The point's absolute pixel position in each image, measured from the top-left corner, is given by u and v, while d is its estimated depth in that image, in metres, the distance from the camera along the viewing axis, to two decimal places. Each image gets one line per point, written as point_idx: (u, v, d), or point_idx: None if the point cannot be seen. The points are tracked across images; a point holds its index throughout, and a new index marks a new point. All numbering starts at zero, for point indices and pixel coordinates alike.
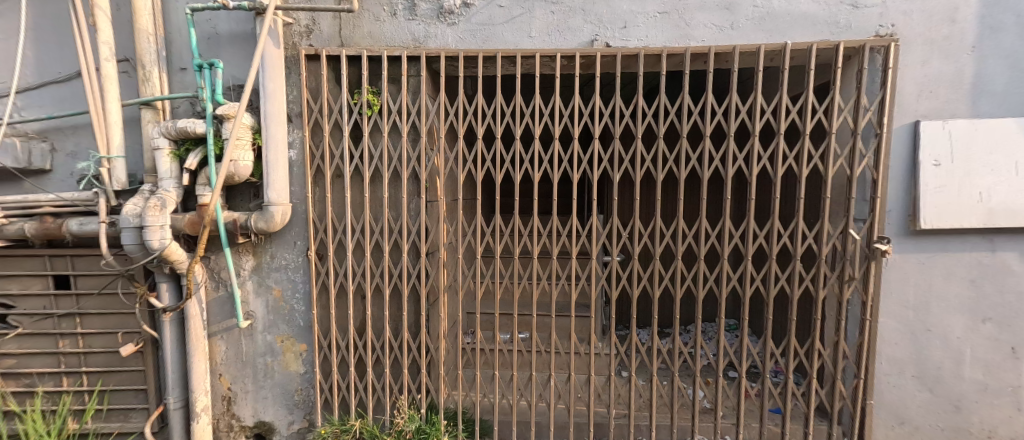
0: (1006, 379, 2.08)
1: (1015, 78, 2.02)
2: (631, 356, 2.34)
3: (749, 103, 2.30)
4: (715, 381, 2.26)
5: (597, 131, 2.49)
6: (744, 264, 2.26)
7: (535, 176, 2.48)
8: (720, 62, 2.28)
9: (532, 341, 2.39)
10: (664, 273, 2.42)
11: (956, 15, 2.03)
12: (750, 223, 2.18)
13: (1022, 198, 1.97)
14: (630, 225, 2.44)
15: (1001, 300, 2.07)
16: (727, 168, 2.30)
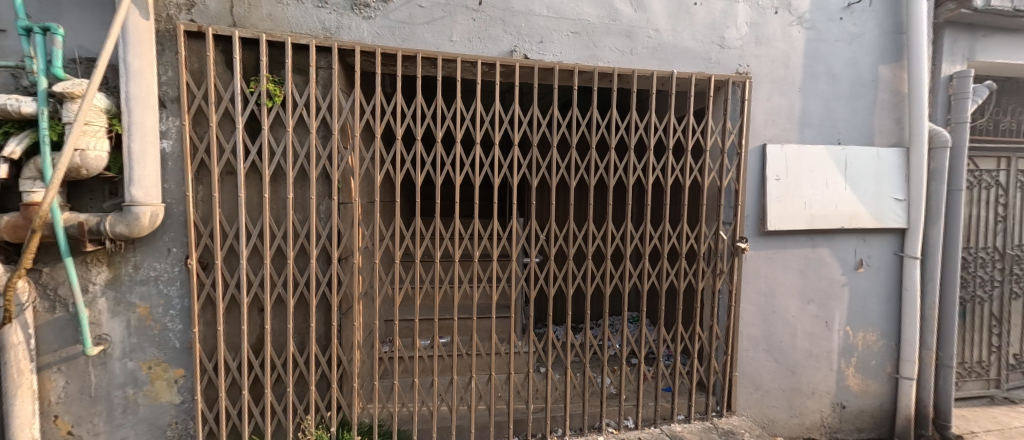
0: (823, 346, 2.71)
1: (826, 115, 2.64)
2: (547, 351, 2.46)
3: (645, 121, 2.62)
4: (620, 369, 2.51)
5: (516, 138, 2.60)
6: (643, 262, 2.55)
7: (456, 181, 2.48)
8: (622, 83, 2.57)
9: (453, 345, 2.35)
10: (577, 272, 2.61)
11: (789, 63, 2.60)
12: (647, 225, 2.48)
13: (830, 206, 2.59)
14: (546, 227, 2.59)
15: (819, 285, 2.68)
16: (628, 176, 2.58)
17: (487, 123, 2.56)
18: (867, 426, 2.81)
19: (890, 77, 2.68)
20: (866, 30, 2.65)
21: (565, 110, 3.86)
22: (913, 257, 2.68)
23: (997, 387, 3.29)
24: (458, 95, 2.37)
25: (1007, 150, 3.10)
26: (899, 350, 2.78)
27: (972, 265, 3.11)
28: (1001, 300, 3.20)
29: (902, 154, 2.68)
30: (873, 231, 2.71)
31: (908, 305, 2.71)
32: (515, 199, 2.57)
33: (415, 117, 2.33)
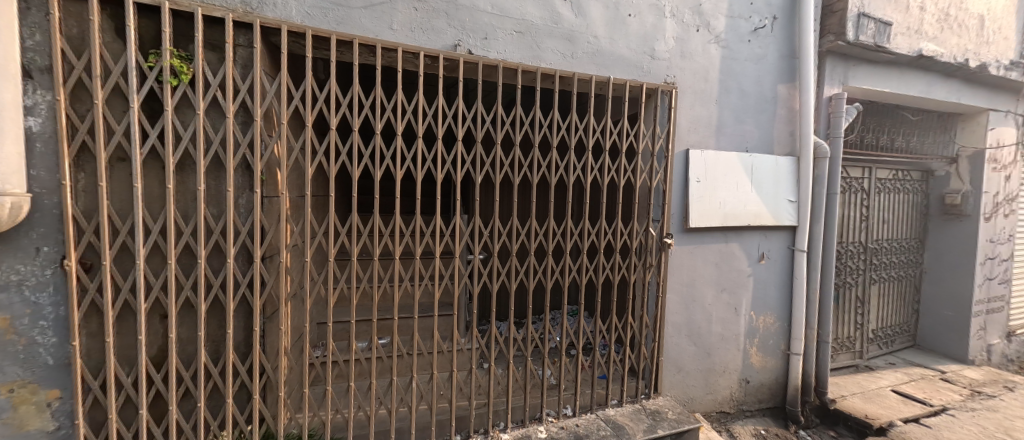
0: (733, 329, 3.07)
1: (738, 125, 2.98)
2: (490, 348, 2.48)
3: (584, 123, 2.73)
4: (560, 360, 2.62)
5: (460, 134, 2.57)
6: (582, 257, 2.67)
7: (397, 176, 2.39)
8: (563, 85, 2.65)
9: (394, 345, 2.26)
10: (519, 268, 2.65)
11: (708, 76, 2.88)
12: (586, 222, 2.60)
13: (739, 206, 2.94)
14: (490, 224, 2.60)
15: (730, 276, 3.03)
16: (567, 175, 2.68)
17: (429, 117, 2.49)
18: (766, 397, 3.24)
19: (787, 95, 3.10)
20: (769, 53, 3.03)
21: (507, 108, 3.90)
22: (802, 250, 3.14)
23: (859, 357, 3.99)
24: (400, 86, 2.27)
25: (869, 161, 3.76)
26: (790, 330, 3.25)
27: (843, 257, 3.74)
28: (863, 286, 3.88)
29: (794, 163, 3.13)
30: (772, 228, 3.12)
31: (797, 292, 3.18)
32: (458, 196, 2.54)
33: (352, 106, 2.19)
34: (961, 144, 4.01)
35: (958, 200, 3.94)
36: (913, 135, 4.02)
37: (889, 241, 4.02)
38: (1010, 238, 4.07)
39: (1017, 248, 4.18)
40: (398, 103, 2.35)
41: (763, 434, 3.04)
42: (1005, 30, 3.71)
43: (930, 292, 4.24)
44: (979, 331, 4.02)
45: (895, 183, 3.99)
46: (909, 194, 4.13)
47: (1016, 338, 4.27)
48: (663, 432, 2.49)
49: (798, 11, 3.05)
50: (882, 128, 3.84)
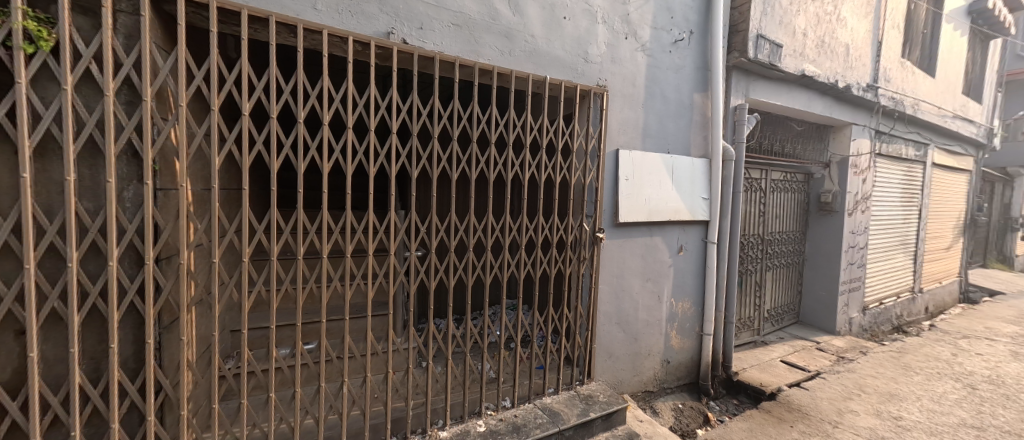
0: (656, 316, 3.35)
1: (661, 128, 3.24)
2: (428, 346, 2.42)
3: (522, 120, 2.77)
4: (498, 354, 2.65)
5: (394, 126, 2.44)
6: (520, 252, 2.72)
7: (325, 168, 2.21)
8: (501, 81, 2.66)
9: (322, 350, 2.10)
10: (458, 264, 2.62)
11: (635, 81, 3.09)
12: (524, 218, 2.65)
13: (661, 202, 3.21)
14: (427, 220, 2.52)
15: (654, 267, 3.30)
16: (505, 171, 2.70)
17: (360, 107, 2.34)
18: (683, 375, 3.59)
19: (701, 103, 3.44)
20: (687, 64, 3.33)
21: (443, 102, 3.82)
22: (713, 243, 3.52)
23: (757, 334, 4.60)
24: (326, 71, 2.09)
25: (764, 164, 4.34)
26: (703, 314, 3.64)
27: (745, 248, 4.27)
28: (760, 273, 4.47)
29: (706, 164, 3.49)
30: (689, 223, 3.45)
31: (709, 280, 3.57)
32: (392, 191, 2.42)
33: (270, 90, 1.97)
34: (832, 152, 4.80)
35: (830, 198, 4.70)
36: (799, 142, 4.71)
37: (779, 233, 4.68)
38: (866, 230, 4.97)
39: (870, 239, 5.12)
40: (325, 89, 2.16)
41: (680, 408, 3.37)
42: (864, 59, 4.50)
43: (809, 277, 5.03)
44: (843, 308, 4.86)
45: (784, 184, 4.65)
46: (795, 193, 4.84)
47: (868, 312, 5.22)
48: (595, 414, 2.65)
49: (710, 28, 3.40)
50: (775, 136, 4.44)
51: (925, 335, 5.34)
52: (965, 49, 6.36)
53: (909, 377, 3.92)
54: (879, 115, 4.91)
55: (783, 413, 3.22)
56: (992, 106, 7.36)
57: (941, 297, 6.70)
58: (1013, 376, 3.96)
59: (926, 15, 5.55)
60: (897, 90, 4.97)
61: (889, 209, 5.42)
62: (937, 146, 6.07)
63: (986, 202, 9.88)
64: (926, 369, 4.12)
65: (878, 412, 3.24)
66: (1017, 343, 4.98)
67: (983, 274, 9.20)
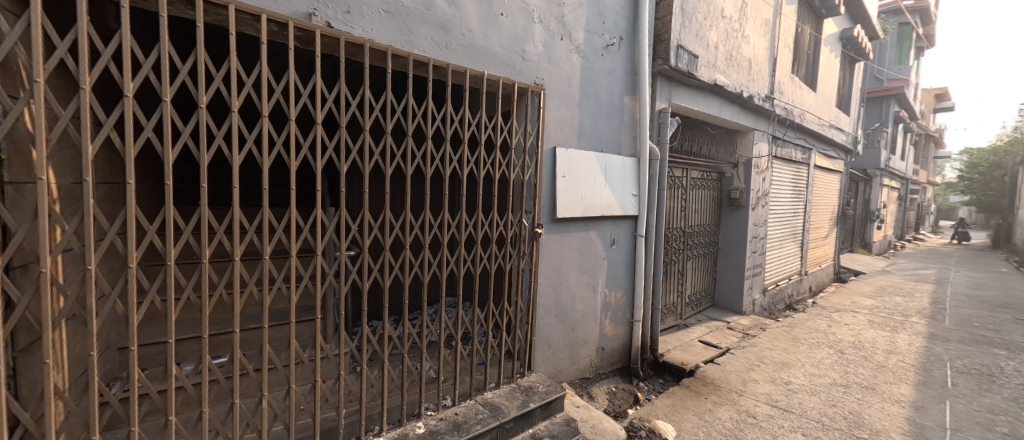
0: (591, 306, 3.52)
1: (595, 127, 3.40)
2: (363, 352, 2.27)
3: (460, 115, 2.70)
4: (438, 353, 2.60)
5: (319, 116, 2.21)
6: (459, 248, 2.67)
7: (235, 162, 1.87)
8: (437, 74, 2.58)
9: (235, 363, 1.86)
10: (395, 264, 2.49)
11: (571, 81, 3.21)
12: (463, 214, 2.61)
13: (595, 198, 3.38)
14: (359, 218, 2.35)
15: (589, 260, 3.46)
16: (444, 167, 2.63)
17: (277, 93, 2.01)
18: (616, 360, 3.83)
19: (630, 106, 3.67)
20: (617, 68, 3.53)
21: (376, 94, 3.62)
22: (641, 236, 3.79)
23: (680, 318, 5.06)
24: (234, 49, 1.76)
25: (685, 164, 4.77)
26: (632, 302, 3.91)
27: (669, 240, 4.67)
28: (681, 262, 4.93)
29: (635, 163, 3.74)
30: (621, 218, 3.68)
31: (637, 270, 3.85)
32: (319, 188, 2.16)
33: (161, 69, 1.63)
34: (740, 154, 5.42)
35: (738, 195, 5.31)
36: (714, 144, 5.24)
37: (697, 226, 5.19)
38: (765, 222, 5.71)
39: (768, 230, 5.90)
40: (233, 70, 1.84)
41: (614, 390, 3.57)
42: (763, 72, 5.15)
43: (721, 265, 5.66)
44: (748, 290, 5.54)
45: (701, 181, 5.16)
46: (710, 190, 5.39)
47: (767, 293, 6.02)
48: (535, 405, 2.73)
49: (637, 36, 3.64)
50: (694, 138, 4.90)
51: (809, 311, 6.30)
52: (837, 69, 7.59)
53: (796, 347, 4.60)
54: (774, 122, 5.67)
55: (700, 387, 3.60)
56: (857, 118, 8.86)
57: (821, 277, 7.94)
58: (869, 341, 4.84)
59: (809, 39, 6.51)
60: (788, 102, 5.78)
61: (782, 204, 6.29)
62: (817, 150, 7.17)
63: (852, 197, 11.89)
64: (809, 339, 4.87)
65: (773, 379, 3.77)
66: (872, 313, 6.09)
67: (849, 257, 11.07)
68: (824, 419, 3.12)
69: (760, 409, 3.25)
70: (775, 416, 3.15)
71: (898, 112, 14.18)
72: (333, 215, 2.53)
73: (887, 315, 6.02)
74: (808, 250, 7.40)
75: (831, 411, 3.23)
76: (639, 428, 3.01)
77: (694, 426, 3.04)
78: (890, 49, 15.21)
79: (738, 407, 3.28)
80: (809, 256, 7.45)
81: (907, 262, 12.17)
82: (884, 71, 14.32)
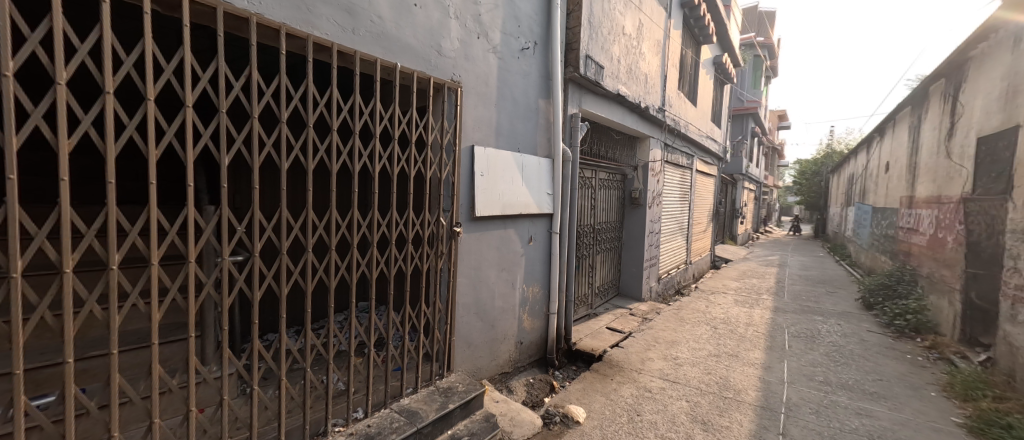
0: (511, 302, 3.61)
1: (512, 127, 3.47)
2: (253, 372, 1.96)
3: (370, 107, 2.49)
4: (348, 363, 2.39)
5: (189, 98, 1.74)
6: (371, 249, 2.48)
7: (61, 149, 1.41)
8: (342, 61, 2.37)
9: (67, 399, 1.47)
10: (295, 271, 2.19)
11: (488, 80, 3.23)
12: (375, 212, 2.43)
13: (512, 197, 3.47)
14: (246, 218, 1.99)
15: (509, 257, 3.55)
16: (353, 163, 2.38)
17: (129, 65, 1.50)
18: (533, 353, 3.98)
19: (545, 108, 3.83)
20: (532, 71, 3.65)
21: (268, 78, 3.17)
22: (555, 233, 4.00)
23: (590, 308, 5.48)
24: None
25: (594, 166, 5.18)
26: (548, 296, 4.10)
27: (581, 236, 5.03)
28: (591, 256, 5.35)
29: (550, 163, 3.93)
30: (537, 216, 3.83)
31: (552, 266, 4.05)
32: (192, 182, 1.73)
33: None
34: (639, 158, 6.06)
35: (638, 195, 5.94)
36: (618, 149, 5.77)
37: (605, 223, 5.67)
38: (659, 219, 6.49)
39: (661, 225, 6.72)
40: (56, 30, 1.37)
41: (532, 381, 3.71)
42: (656, 87, 5.84)
43: (625, 257, 6.27)
44: (646, 279, 6.25)
45: (607, 182, 5.64)
46: (615, 190, 5.93)
47: (661, 281, 6.86)
48: (453, 405, 2.69)
49: (550, 42, 3.82)
50: (601, 142, 5.34)
51: (692, 294, 7.35)
52: (711, 89, 8.97)
53: (682, 326, 5.33)
54: (665, 131, 6.46)
55: (606, 370, 3.95)
56: (726, 131, 10.58)
57: (701, 265, 9.32)
58: (735, 317, 5.84)
59: (691, 61, 7.57)
60: (675, 114, 6.64)
61: (672, 202, 7.21)
62: (698, 157, 8.39)
63: (723, 197, 14.19)
64: (692, 319, 5.68)
65: (664, 355, 4.32)
66: (737, 294, 7.35)
67: (721, 248, 13.20)
68: (702, 385, 3.68)
69: (654, 384, 3.69)
70: (666, 388, 3.61)
71: (753, 128, 17.28)
72: (211, 214, 2.11)
73: (747, 294, 7.33)
74: (692, 242, 8.61)
75: (707, 378, 3.82)
76: (554, 414, 3.18)
77: (601, 405, 3.33)
78: (747, 75, 18.47)
79: (637, 384, 3.68)
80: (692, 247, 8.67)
81: (760, 250, 14.94)
82: (744, 93, 17.40)
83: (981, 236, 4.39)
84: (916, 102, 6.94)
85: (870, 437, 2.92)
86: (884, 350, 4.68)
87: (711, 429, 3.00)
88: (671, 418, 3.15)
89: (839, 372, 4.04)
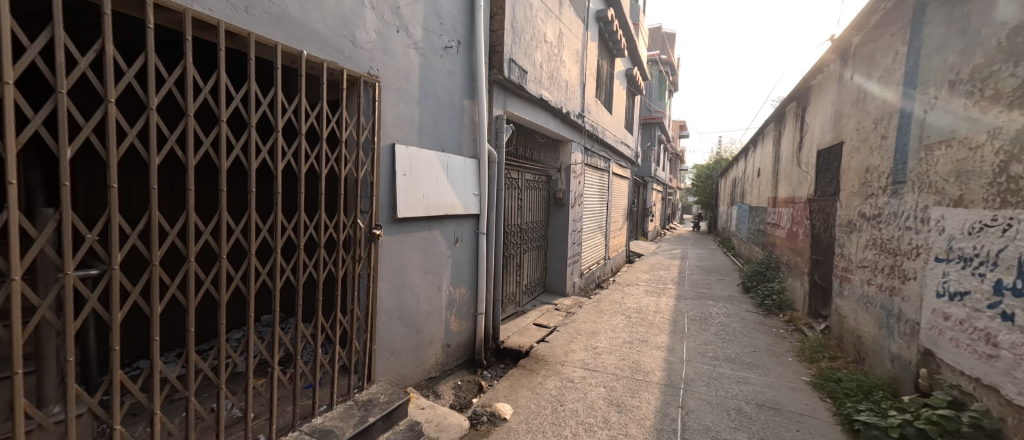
0: (437, 305, 3.54)
1: (435, 126, 3.40)
2: (113, 409, 1.64)
3: (271, 97, 2.22)
4: (246, 386, 2.12)
5: (9, 74, 1.36)
6: (274, 256, 2.22)
7: None
8: (232, 43, 2.10)
9: None
10: (172, 285, 1.79)
11: (409, 77, 3.13)
12: (278, 214, 2.18)
13: (437, 198, 3.40)
14: (98, 221, 1.59)
15: (434, 259, 3.48)
16: (250, 160, 2.08)
17: None
18: (461, 354, 3.94)
19: (469, 109, 3.82)
20: (456, 71, 3.62)
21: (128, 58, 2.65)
22: (482, 234, 4.02)
23: (518, 306, 5.60)
24: None
25: (519, 167, 5.31)
26: (475, 297, 4.10)
27: (508, 236, 5.12)
28: (519, 256, 5.48)
29: (476, 164, 3.94)
30: (463, 216, 3.81)
31: (478, 266, 4.06)
32: (14, 180, 1.40)
33: None
34: (561, 160, 6.36)
35: (561, 195, 6.24)
36: (543, 151, 5.99)
37: (531, 223, 5.85)
38: (580, 218, 6.88)
39: (582, 224, 7.13)
40: None
41: (459, 384, 3.67)
42: (576, 93, 6.18)
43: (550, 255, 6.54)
44: (569, 275, 6.59)
45: (533, 183, 5.83)
46: (540, 191, 6.14)
47: (583, 276, 7.29)
48: (374, 418, 2.54)
49: (473, 42, 3.82)
50: (527, 144, 5.50)
51: (610, 287, 7.93)
52: (624, 98, 9.74)
53: (601, 318, 5.71)
54: (585, 136, 6.88)
55: (532, 365, 4.09)
56: (637, 137, 11.59)
57: (617, 260, 10.08)
58: (645, 306, 6.44)
59: (606, 71, 8.14)
60: (593, 120, 7.10)
61: (592, 203, 7.70)
62: (613, 161, 9.06)
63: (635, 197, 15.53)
64: (609, 310, 6.12)
65: (585, 346, 4.59)
66: (647, 285, 8.11)
67: (635, 244, 14.45)
68: (616, 370, 3.99)
69: (575, 373, 3.91)
70: (586, 376, 3.85)
71: (659, 136, 19.17)
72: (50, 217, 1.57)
73: (655, 285, 8.13)
74: (609, 239, 9.28)
75: (621, 363, 4.15)
76: (481, 414, 3.19)
77: (527, 400, 3.43)
78: (654, 88, 20.42)
79: (560, 376, 3.86)
80: (610, 244, 9.33)
81: (667, 245, 16.64)
82: (651, 104, 19.19)
83: (819, 229, 5.43)
84: (777, 119, 8.33)
85: (746, 400, 3.43)
86: (756, 326, 5.54)
87: (624, 410, 3.27)
88: (590, 404, 3.36)
89: (724, 347, 4.68)
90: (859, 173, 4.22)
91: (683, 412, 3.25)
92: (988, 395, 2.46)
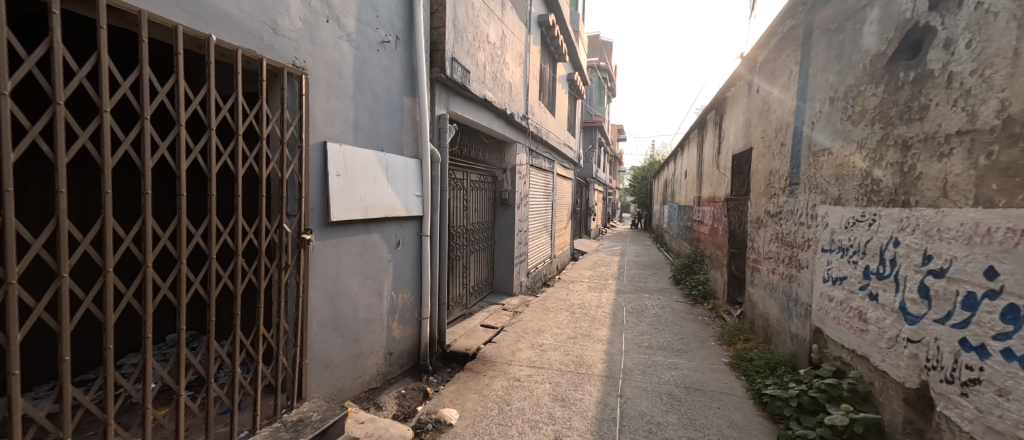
0: (377, 311, 3.40)
1: (372, 123, 3.27)
2: None
3: (172, 86, 1.97)
4: (146, 417, 1.87)
5: None
6: (178, 267, 1.97)
7: None
8: (118, 21, 1.83)
9: None
10: (38, 307, 1.51)
11: (342, 71, 2.97)
12: (183, 220, 1.95)
13: (375, 200, 3.27)
14: None
15: (374, 263, 3.34)
16: (145, 158, 1.81)
17: None
18: (405, 361, 3.82)
19: (410, 107, 3.72)
20: (394, 67, 3.51)
21: None
22: (425, 236, 3.93)
23: (466, 308, 5.55)
24: None
25: (464, 167, 5.28)
26: (419, 301, 3.99)
27: (454, 237, 5.06)
28: (465, 257, 5.43)
29: (417, 164, 3.84)
30: (405, 219, 3.70)
31: (422, 269, 3.97)
32: None
33: None
34: (506, 161, 6.41)
35: (507, 196, 6.30)
36: (489, 152, 6.01)
37: (477, 223, 5.84)
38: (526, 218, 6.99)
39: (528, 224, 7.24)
40: None
41: (404, 393, 3.56)
42: (519, 95, 6.26)
43: (496, 256, 6.57)
44: (516, 274, 6.66)
45: (479, 184, 5.81)
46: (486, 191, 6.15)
47: (529, 275, 7.41)
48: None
49: (413, 38, 3.72)
50: (471, 144, 5.48)
51: (556, 285, 8.14)
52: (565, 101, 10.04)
53: (546, 315, 5.85)
54: (529, 137, 7.00)
55: (479, 366, 4.09)
56: (579, 139, 12.01)
57: (562, 258, 10.38)
58: (587, 301, 6.70)
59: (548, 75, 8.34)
60: (536, 122, 7.24)
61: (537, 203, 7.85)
62: (557, 162, 9.32)
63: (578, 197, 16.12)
64: (554, 307, 6.29)
65: (532, 344, 4.68)
66: (591, 281, 8.44)
67: (579, 242, 15.00)
68: (561, 366, 4.11)
69: (521, 372, 3.97)
70: (532, 374, 3.92)
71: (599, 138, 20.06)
72: None
73: (597, 281, 8.50)
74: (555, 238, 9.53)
75: (565, 359, 4.28)
76: (426, 422, 3.12)
77: (473, 403, 3.42)
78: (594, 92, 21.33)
79: (507, 375, 3.89)
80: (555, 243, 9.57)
81: (607, 242, 17.49)
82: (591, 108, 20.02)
83: (735, 225, 6.02)
84: (699, 125, 9.10)
85: (676, 384, 3.71)
86: (685, 315, 6.01)
87: (567, 404, 3.38)
88: (536, 401, 3.43)
89: (658, 337, 5.01)
90: (764, 175, 4.74)
91: (622, 400, 3.43)
92: (861, 363, 2.86)
